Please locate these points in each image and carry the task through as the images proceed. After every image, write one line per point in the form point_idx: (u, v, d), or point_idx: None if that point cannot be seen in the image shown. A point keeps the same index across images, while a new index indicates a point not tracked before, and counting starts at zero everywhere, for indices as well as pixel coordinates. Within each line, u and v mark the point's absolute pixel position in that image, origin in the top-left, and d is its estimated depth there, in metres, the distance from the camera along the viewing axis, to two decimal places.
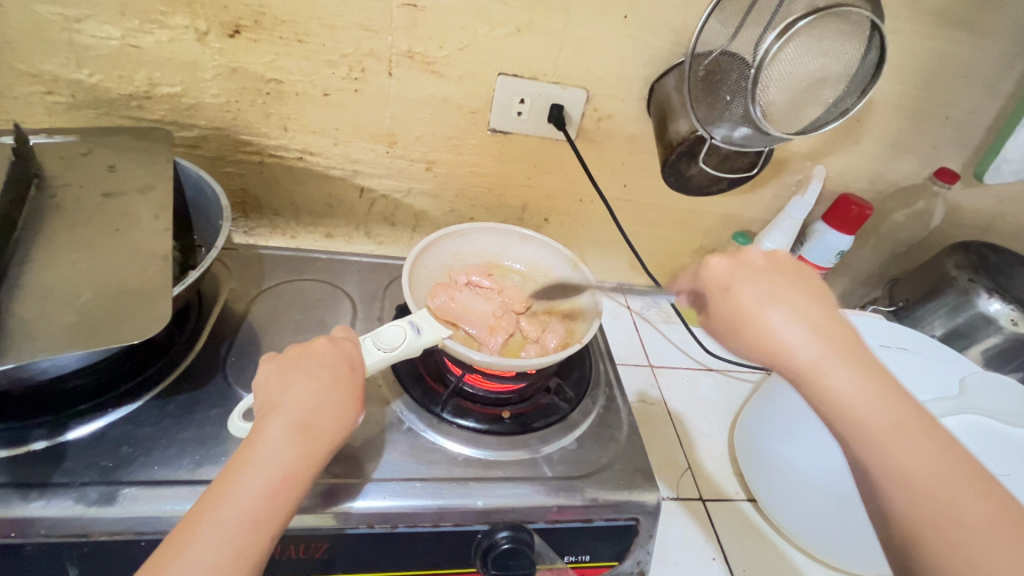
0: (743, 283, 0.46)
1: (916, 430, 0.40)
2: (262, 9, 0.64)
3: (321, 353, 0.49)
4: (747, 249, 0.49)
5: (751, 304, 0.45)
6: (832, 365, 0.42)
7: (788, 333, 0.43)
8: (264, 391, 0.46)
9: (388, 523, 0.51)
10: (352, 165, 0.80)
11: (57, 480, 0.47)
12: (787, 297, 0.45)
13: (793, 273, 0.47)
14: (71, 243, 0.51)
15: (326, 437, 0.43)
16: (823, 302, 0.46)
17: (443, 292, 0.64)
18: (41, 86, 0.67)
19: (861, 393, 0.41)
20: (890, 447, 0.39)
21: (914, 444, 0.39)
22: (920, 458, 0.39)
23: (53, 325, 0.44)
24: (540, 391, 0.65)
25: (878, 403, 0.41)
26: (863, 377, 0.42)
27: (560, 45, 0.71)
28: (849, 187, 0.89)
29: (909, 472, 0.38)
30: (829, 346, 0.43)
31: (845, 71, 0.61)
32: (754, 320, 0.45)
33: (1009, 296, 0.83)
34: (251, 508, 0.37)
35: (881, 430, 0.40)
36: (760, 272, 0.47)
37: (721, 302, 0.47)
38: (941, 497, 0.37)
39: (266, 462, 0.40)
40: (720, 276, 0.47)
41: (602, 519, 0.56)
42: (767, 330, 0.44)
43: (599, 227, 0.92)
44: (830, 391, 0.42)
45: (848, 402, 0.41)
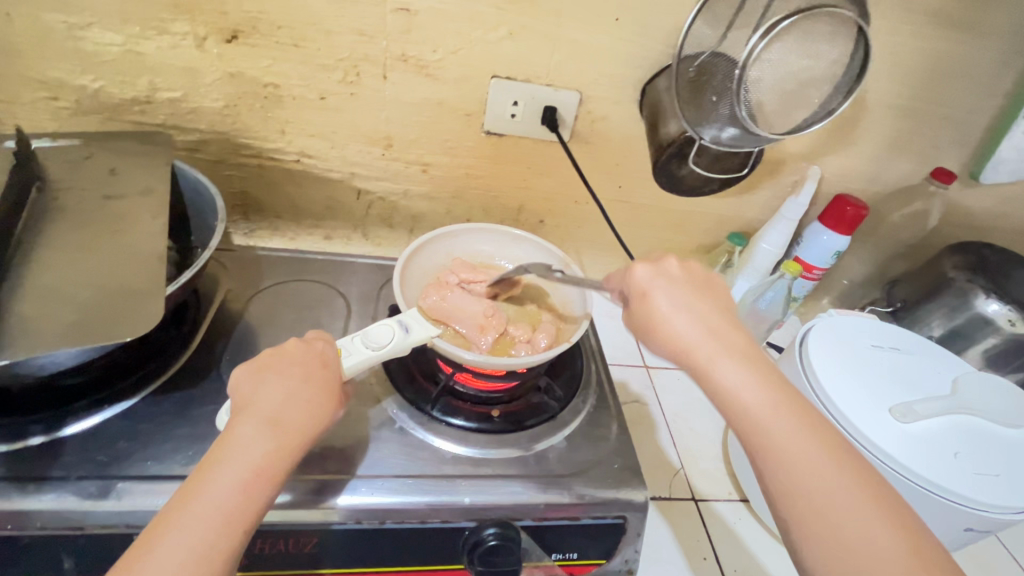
0: (656, 288, 0.51)
1: (794, 419, 0.44)
2: (259, 15, 0.66)
3: (293, 352, 0.49)
4: (663, 258, 0.54)
5: (659, 308, 0.50)
6: (719, 359, 0.47)
7: (686, 331, 0.48)
8: (238, 391, 0.46)
9: (376, 519, 0.52)
10: (349, 167, 0.81)
11: (54, 474, 0.49)
12: (693, 303, 0.50)
13: (701, 281, 0.52)
14: (69, 243, 0.53)
15: (299, 431, 0.44)
16: (724, 308, 0.51)
17: (435, 291, 0.65)
18: (46, 92, 0.69)
19: (748, 388, 0.45)
20: (771, 434, 0.43)
21: (793, 431, 0.43)
22: (796, 444, 0.42)
23: (51, 323, 0.46)
24: (531, 390, 0.65)
25: (763, 397, 0.45)
26: (751, 373, 0.46)
27: (553, 48, 0.72)
28: (846, 188, 0.89)
29: (787, 457, 0.42)
30: (722, 345, 0.48)
31: (832, 71, 0.61)
32: (660, 322, 0.49)
33: (1007, 297, 0.82)
34: (223, 503, 0.38)
35: (764, 419, 0.44)
36: (673, 278, 0.52)
37: (637, 306, 0.51)
38: (810, 478, 0.41)
39: (240, 458, 0.40)
40: (637, 281, 0.52)
41: (590, 517, 0.57)
42: (671, 331, 0.49)
43: (595, 229, 0.92)
44: (718, 382, 0.46)
45: (733, 392, 0.45)
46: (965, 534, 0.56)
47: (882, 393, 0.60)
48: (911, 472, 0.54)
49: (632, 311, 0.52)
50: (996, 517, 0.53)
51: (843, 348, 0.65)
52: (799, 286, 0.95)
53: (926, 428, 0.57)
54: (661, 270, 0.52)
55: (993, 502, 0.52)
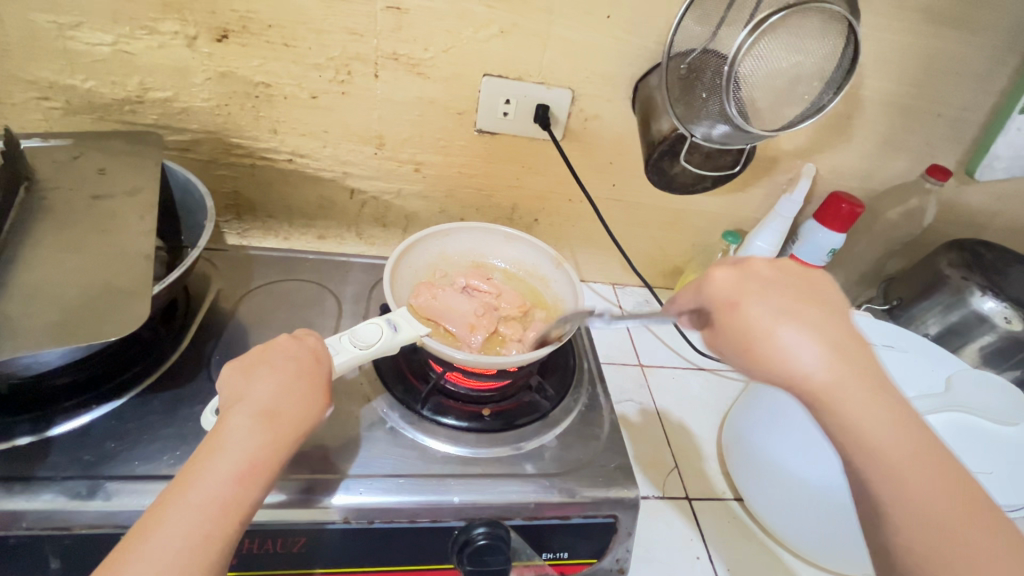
0: (753, 297, 0.42)
1: (927, 460, 0.38)
2: (249, 14, 0.66)
3: (285, 347, 0.49)
4: (754, 259, 0.45)
5: (759, 322, 0.41)
6: (850, 392, 0.39)
7: (802, 355, 0.40)
8: (230, 383, 0.46)
9: (365, 519, 0.51)
10: (341, 167, 0.81)
11: (40, 474, 0.49)
12: (798, 313, 0.42)
13: (803, 285, 0.44)
14: (57, 242, 0.53)
15: (293, 422, 0.43)
16: (836, 317, 0.42)
17: (426, 291, 0.66)
18: (37, 92, 0.69)
19: (876, 421, 0.38)
20: (900, 477, 0.38)
21: (924, 473, 0.37)
22: (929, 489, 0.37)
23: (36, 323, 0.45)
24: (522, 389, 0.65)
25: (892, 432, 0.38)
26: (880, 404, 0.39)
27: (544, 46, 0.71)
28: (840, 185, 0.89)
29: (917, 503, 0.37)
30: (846, 369, 0.40)
31: (823, 67, 0.61)
32: (763, 341, 0.41)
33: (1003, 294, 0.82)
34: (218, 492, 0.38)
35: (894, 461, 0.38)
36: (770, 283, 0.44)
37: (731, 318, 0.42)
38: (944, 529, 0.36)
39: (234, 448, 0.40)
40: (728, 290, 0.43)
41: (581, 516, 0.56)
42: (783, 352, 0.40)
43: (589, 228, 0.92)
44: (847, 420, 0.39)
45: (869, 435, 0.38)
46: None
47: None
48: None
49: (719, 324, 0.43)
50: None
51: None
52: None
53: None
54: (752, 275, 0.44)
55: None
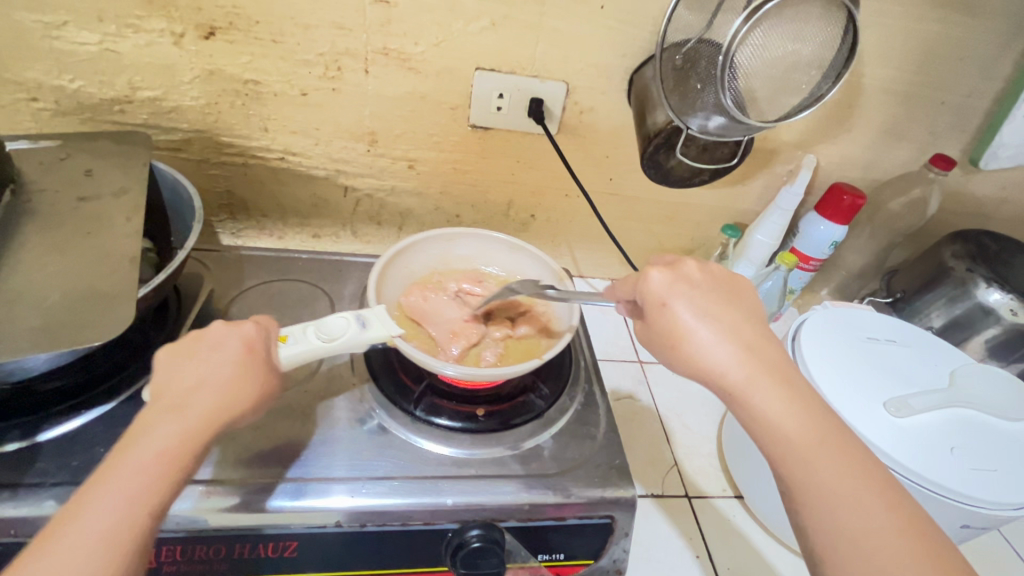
0: (680, 298, 0.46)
1: (832, 446, 0.41)
2: (235, 10, 0.65)
3: (216, 335, 0.47)
4: (685, 263, 0.49)
5: (682, 319, 0.46)
6: (757, 382, 0.43)
7: (717, 350, 0.44)
8: (157, 375, 0.44)
9: (357, 522, 0.51)
10: (334, 165, 0.80)
11: (28, 481, 0.48)
12: (719, 312, 0.46)
13: (726, 287, 0.48)
14: (42, 245, 0.52)
15: (210, 414, 0.42)
16: (751, 317, 0.47)
17: (418, 292, 0.67)
18: (25, 93, 0.68)
19: (781, 411, 0.42)
20: (807, 462, 0.40)
21: (829, 457, 0.40)
22: (832, 471, 0.40)
23: (17, 328, 0.45)
24: (517, 389, 0.64)
25: (797, 419, 0.42)
26: (785, 394, 0.43)
27: (536, 38, 0.70)
28: (841, 176, 0.87)
29: (822, 486, 0.39)
30: (755, 362, 0.44)
31: (821, 55, 0.60)
32: (684, 336, 0.45)
33: (1008, 286, 0.80)
34: (129, 486, 0.37)
35: (797, 446, 0.41)
36: (695, 282, 0.48)
37: (659, 316, 0.47)
38: (847, 509, 0.38)
39: (147, 443, 0.39)
40: (658, 289, 0.47)
41: (576, 517, 0.56)
42: (699, 347, 0.45)
43: (586, 222, 0.91)
44: (755, 407, 0.42)
45: (773, 420, 0.42)
46: (961, 531, 0.55)
47: (877, 386, 0.59)
48: (904, 468, 0.52)
49: (649, 322, 0.48)
50: (994, 513, 0.51)
51: (837, 341, 0.63)
52: (795, 278, 0.93)
53: (921, 421, 0.56)
54: (681, 275, 0.48)
55: (990, 498, 0.51)
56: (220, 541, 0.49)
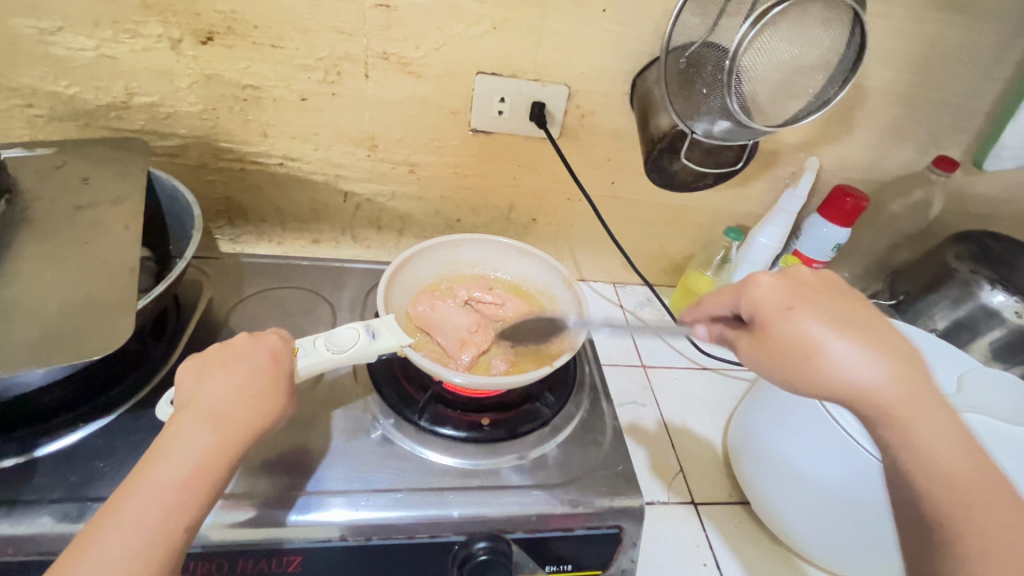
0: (813, 310, 0.44)
1: (982, 476, 0.39)
2: (233, 15, 0.64)
3: (242, 345, 0.47)
4: (799, 275, 0.47)
5: (817, 333, 0.43)
6: (908, 404, 0.41)
7: (860, 368, 0.42)
8: (182, 385, 0.44)
9: (362, 536, 0.50)
10: (333, 170, 0.79)
11: (26, 497, 0.47)
12: (856, 323, 0.44)
13: (855, 300, 0.46)
14: (39, 255, 0.51)
15: (241, 424, 0.42)
16: (888, 331, 0.44)
17: (426, 300, 0.67)
18: (19, 99, 0.67)
19: (942, 438, 0.40)
20: (966, 492, 0.39)
21: (987, 491, 0.38)
22: (987, 508, 0.38)
23: (14, 340, 0.44)
24: (523, 397, 0.63)
25: (956, 448, 0.40)
26: (935, 419, 0.40)
27: (538, 41, 0.69)
28: (844, 178, 0.87)
29: (980, 523, 0.38)
30: (909, 384, 0.41)
31: (827, 59, 0.59)
32: (820, 350, 0.42)
33: (1012, 287, 0.80)
34: (163, 499, 0.37)
35: (958, 478, 0.39)
36: (825, 294, 0.45)
37: (784, 327, 0.44)
38: (1017, 545, 0.37)
39: (178, 454, 0.39)
40: (785, 301, 0.45)
41: (584, 527, 0.55)
42: (841, 363, 0.42)
43: (588, 226, 0.90)
44: (906, 433, 0.40)
45: (927, 447, 0.40)
46: None
47: None
48: None
49: (769, 333, 0.45)
50: None
51: None
52: None
53: None
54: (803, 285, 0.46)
55: None
56: (222, 557, 0.48)
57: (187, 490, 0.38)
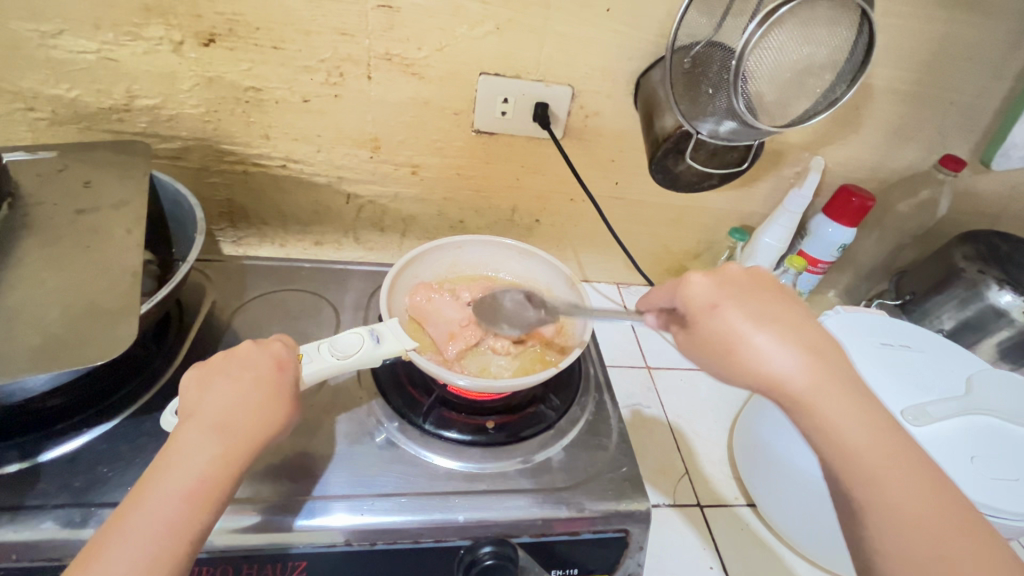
0: (729, 301, 0.45)
1: (895, 462, 0.39)
2: (235, 17, 0.63)
3: (246, 354, 0.47)
4: (727, 270, 0.48)
5: (735, 324, 0.44)
6: (824, 391, 0.41)
7: (778, 356, 0.42)
8: (185, 396, 0.44)
9: (367, 541, 0.50)
10: (336, 171, 0.78)
11: (29, 503, 0.47)
12: (774, 316, 0.44)
13: (772, 289, 0.47)
14: (41, 261, 0.51)
15: (246, 435, 0.41)
16: (807, 319, 0.45)
17: (424, 292, 0.67)
18: (21, 103, 0.67)
19: (853, 424, 0.40)
20: (876, 479, 0.39)
21: (898, 474, 0.39)
22: (901, 490, 0.38)
23: (17, 347, 0.44)
24: (528, 400, 0.63)
25: (868, 435, 0.40)
26: (854, 405, 0.41)
27: (541, 41, 0.69)
28: (850, 178, 0.86)
29: (891, 506, 0.38)
30: (821, 369, 0.42)
31: (834, 58, 0.59)
32: (739, 341, 0.43)
33: (1021, 288, 0.79)
34: (168, 512, 0.36)
35: (872, 466, 0.39)
36: (740, 286, 0.46)
37: (708, 322, 0.45)
38: (925, 533, 0.37)
39: (183, 466, 0.38)
40: (705, 296, 0.46)
41: (590, 531, 0.54)
42: (757, 353, 0.43)
43: (591, 227, 0.90)
44: (822, 420, 0.41)
45: (841, 433, 0.40)
46: None
47: (893, 394, 0.58)
48: None
49: (693, 327, 0.46)
50: (1016, 525, 0.50)
51: (853, 347, 0.62)
52: (803, 281, 0.92)
53: (941, 430, 0.55)
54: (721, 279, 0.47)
55: (1012, 509, 0.50)
56: (227, 562, 0.48)
57: (192, 502, 0.37)
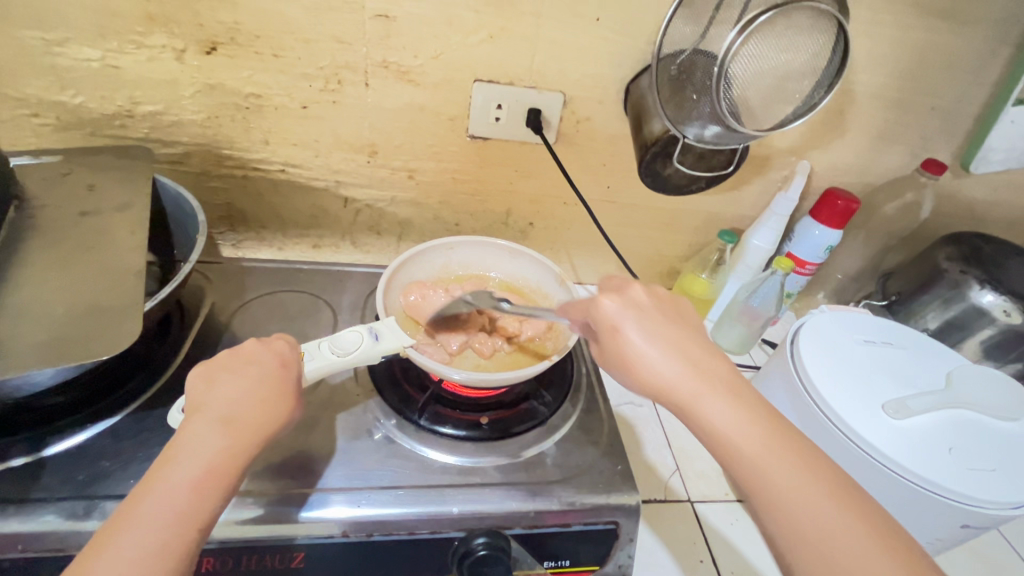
0: (628, 319, 0.47)
1: (778, 449, 0.41)
2: (236, 25, 0.65)
3: (251, 352, 0.48)
4: (628, 285, 0.50)
5: (630, 341, 0.46)
6: (707, 394, 0.43)
7: (666, 367, 0.45)
8: (192, 391, 0.45)
9: (363, 532, 0.51)
10: (334, 176, 0.80)
11: (34, 496, 0.48)
12: (664, 331, 0.47)
13: (669, 309, 0.49)
14: (47, 261, 0.53)
15: (253, 429, 0.43)
16: (699, 336, 0.47)
17: (418, 290, 0.68)
18: (27, 109, 0.68)
19: (735, 420, 0.42)
20: (759, 466, 0.40)
21: (782, 462, 0.40)
22: (785, 478, 0.39)
23: (24, 343, 0.45)
24: (520, 397, 0.65)
25: (749, 429, 0.41)
26: (735, 404, 0.43)
27: (534, 49, 0.71)
28: (835, 182, 0.88)
29: (781, 495, 0.39)
30: (704, 376, 0.44)
31: (813, 65, 0.61)
32: (633, 358, 0.46)
33: (1001, 287, 0.81)
34: (177, 500, 0.37)
35: (755, 457, 0.40)
36: (640, 304, 0.48)
37: (611, 340, 0.47)
38: (809, 509, 0.38)
39: (190, 456, 0.40)
40: (608, 314, 0.48)
41: (581, 523, 0.56)
42: (650, 365, 0.45)
43: (583, 230, 0.92)
44: (707, 420, 0.42)
45: (723, 431, 0.42)
46: (961, 531, 0.55)
47: (875, 388, 0.60)
48: (903, 469, 0.53)
49: (603, 344, 0.48)
50: (992, 513, 0.52)
51: (835, 344, 0.64)
52: (792, 282, 0.94)
53: (919, 422, 0.56)
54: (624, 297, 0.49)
55: (988, 497, 0.52)
56: (227, 553, 0.49)
57: (200, 491, 0.39)
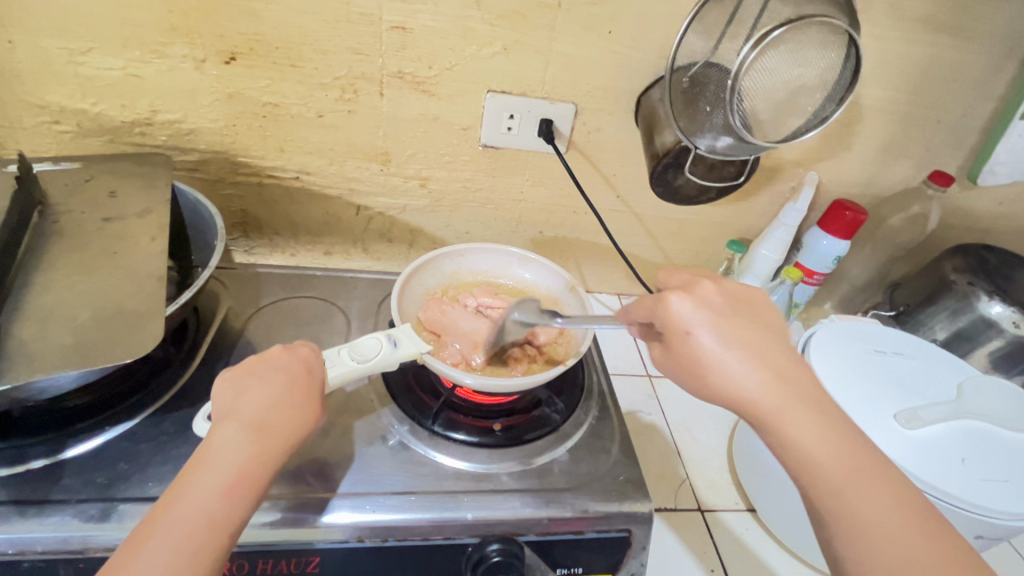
0: (704, 327, 0.45)
1: (863, 467, 0.40)
2: (256, 37, 0.67)
3: (278, 358, 0.49)
4: (701, 287, 0.48)
5: (706, 347, 0.45)
6: (787, 406, 0.42)
7: (748, 375, 0.43)
8: (219, 398, 0.46)
9: (378, 537, 0.52)
10: (347, 184, 0.81)
11: (54, 497, 0.49)
12: (745, 337, 0.45)
13: (747, 312, 0.47)
14: (69, 265, 0.53)
15: (282, 434, 0.43)
16: (778, 345, 0.46)
17: (435, 305, 0.68)
18: (48, 116, 0.70)
19: (816, 436, 0.41)
20: (835, 483, 0.40)
21: (860, 479, 0.40)
22: (862, 494, 0.39)
23: (49, 346, 0.46)
24: (531, 404, 0.65)
25: (826, 442, 0.41)
26: (815, 418, 0.42)
27: (546, 61, 0.72)
28: (843, 193, 0.89)
29: (856, 511, 0.39)
30: (782, 387, 0.43)
31: (823, 80, 0.62)
32: (712, 364, 0.44)
33: (1010, 299, 0.82)
34: (209, 505, 0.38)
35: (831, 473, 0.40)
36: (715, 306, 0.46)
37: (685, 346, 0.45)
38: (882, 525, 0.38)
39: (222, 461, 0.40)
40: (681, 318, 0.46)
41: (594, 531, 0.56)
42: (730, 373, 0.44)
43: (593, 238, 0.92)
44: (787, 432, 0.42)
45: (803, 443, 0.41)
46: (975, 542, 0.55)
47: (886, 398, 0.60)
48: (915, 478, 0.53)
49: (674, 349, 0.46)
50: (1006, 523, 0.52)
51: (846, 354, 0.64)
52: (800, 292, 0.94)
53: (932, 432, 0.57)
54: (700, 301, 0.47)
55: (1001, 508, 0.52)
56: (244, 557, 0.49)
57: (230, 497, 0.39)
